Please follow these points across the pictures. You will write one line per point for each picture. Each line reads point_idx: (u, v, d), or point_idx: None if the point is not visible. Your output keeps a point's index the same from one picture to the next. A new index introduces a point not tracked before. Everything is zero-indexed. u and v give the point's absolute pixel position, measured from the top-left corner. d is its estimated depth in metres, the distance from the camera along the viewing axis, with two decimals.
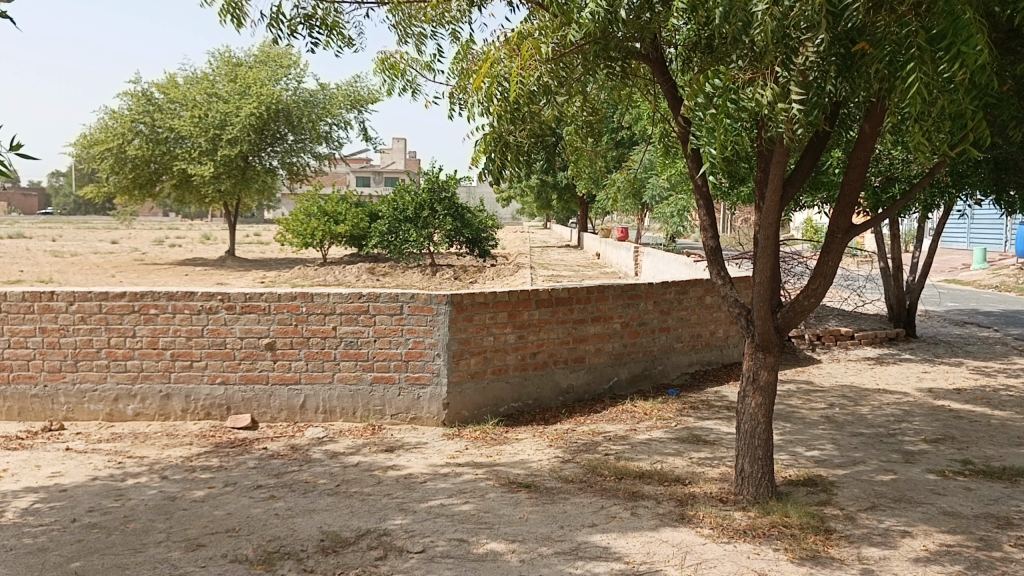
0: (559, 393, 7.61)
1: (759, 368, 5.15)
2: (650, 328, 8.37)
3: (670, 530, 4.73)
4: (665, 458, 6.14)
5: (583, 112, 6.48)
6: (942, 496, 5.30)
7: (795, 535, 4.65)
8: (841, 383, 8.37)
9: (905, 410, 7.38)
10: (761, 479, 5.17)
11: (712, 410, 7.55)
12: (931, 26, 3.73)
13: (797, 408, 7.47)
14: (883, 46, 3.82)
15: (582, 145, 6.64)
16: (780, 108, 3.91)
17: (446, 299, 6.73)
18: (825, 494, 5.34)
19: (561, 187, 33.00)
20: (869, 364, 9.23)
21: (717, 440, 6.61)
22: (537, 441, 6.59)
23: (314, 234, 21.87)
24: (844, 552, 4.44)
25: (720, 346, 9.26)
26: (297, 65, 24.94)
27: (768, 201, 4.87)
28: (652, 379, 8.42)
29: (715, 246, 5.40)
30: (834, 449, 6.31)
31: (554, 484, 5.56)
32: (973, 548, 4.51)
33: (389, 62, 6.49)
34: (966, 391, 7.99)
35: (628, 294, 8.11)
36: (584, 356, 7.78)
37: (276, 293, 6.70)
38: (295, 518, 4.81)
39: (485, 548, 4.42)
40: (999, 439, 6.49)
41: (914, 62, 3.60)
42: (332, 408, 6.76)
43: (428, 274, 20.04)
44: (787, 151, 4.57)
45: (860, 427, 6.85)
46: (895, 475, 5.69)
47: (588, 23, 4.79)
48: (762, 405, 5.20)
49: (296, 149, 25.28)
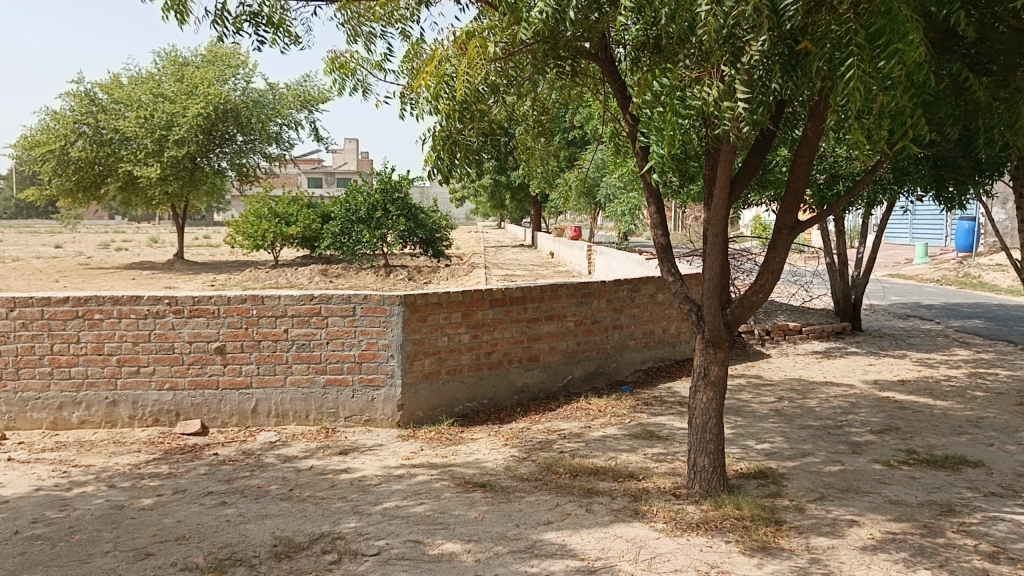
0: (514, 392, 7.62)
1: (710, 364, 5.22)
2: (603, 326, 8.43)
3: (624, 526, 4.77)
4: (620, 454, 6.19)
5: (533, 111, 6.49)
6: (888, 485, 5.44)
7: (747, 527, 4.72)
8: (790, 377, 8.53)
9: (851, 402, 7.56)
10: (713, 473, 5.24)
11: (664, 406, 7.63)
12: (869, 25, 3.82)
13: (747, 402, 7.59)
14: (824, 45, 3.90)
15: (534, 144, 6.66)
16: (726, 106, 3.96)
17: (399, 300, 6.69)
18: (775, 486, 5.44)
19: (514, 187, 33.06)
20: (817, 358, 9.42)
21: (670, 435, 6.68)
22: (492, 441, 6.59)
23: (265, 236, 21.55)
24: (794, 543, 4.53)
25: (673, 342, 9.36)
26: (246, 65, 24.58)
27: (716, 199, 4.94)
28: (605, 377, 8.48)
29: (665, 243, 5.46)
30: (783, 441, 6.42)
31: (509, 483, 5.56)
32: (917, 535, 4.63)
33: (339, 62, 6.43)
34: (909, 382, 8.20)
35: (581, 293, 8.16)
36: (539, 355, 7.81)
37: (225, 297, 6.58)
38: (247, 524, 4.73)
39: (441, 549, 4.40)
40: (942, 428, 6.68)
41: (853, 60, 3.68)
42: (284, 412, 6.68)
43: (381, 275, 19.91)
44: (734, 149, 4.64)
45: (808, 420, 6.99)
46: (843, 466, 5.82)
47: (537, 22, 4.80)
48: (713, 400, 5.27)
49: (246, 150, 24.91)
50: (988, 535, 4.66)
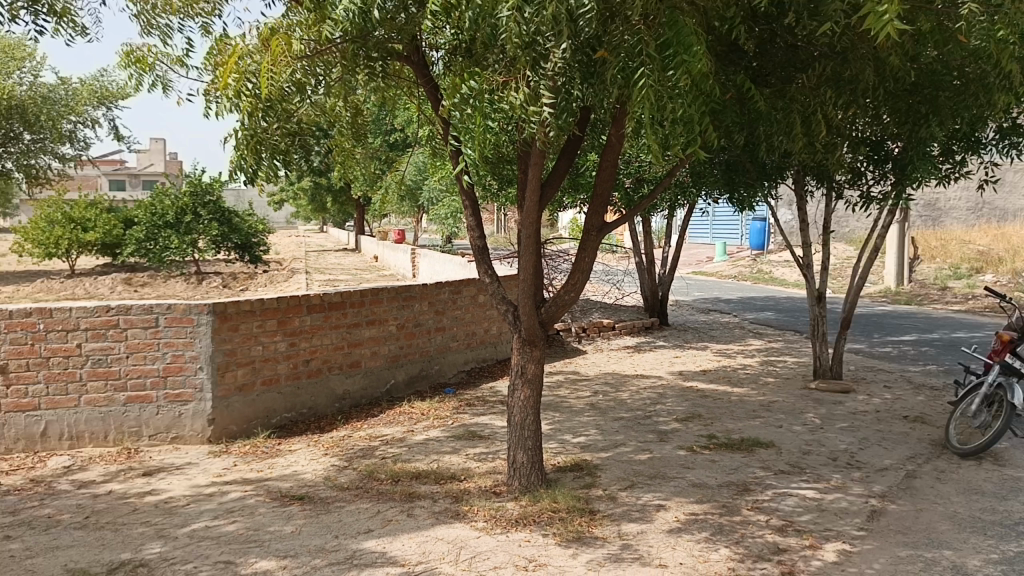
0: (335, 399, 7.44)
1: (527, 362, 5.34)
2: (425, 329, 8.42)
3: (445, 527, 4.78)
4: (442, 456, 6.20)
5: (346, 112, 6.37)
6: (691, 469, 5.80)
7: (563, 519, 4.87)
8: (604, 371, 8.91)
9: (659, 392, 8.00)
10: (531, 468, 5.36)
11: (486, 406, 7.73)
12: (658, 36, 4.06)
13: (565, 398, 7.85)
14: (618, 54, 4.10)
15: (348, 146, 6.53)
16: (532, 111, 4.06)
17: (207, 309, 6.34)
18: (590, 477, 5.65)
19: (335, 190, 32.40)
20: (629, 352, 9.91)
21: (492, 434, 6.78)
22: (312, 451, 6.40)
23: (58, 243, 19.80)
24: (607, 530, 4.72)
25: (495, 343, 9.51)
26: (32, 57, 22.49)
27: (528, 201, 5.06)
28: (428, 380, 8.47)
29: (482, 245, 5.52)
30: (598, 434, 6.69)
31: (329, 493, 5.42)
32: (716, 515, 4.97)
33: (134, 55, 6.01)
34: (711, 372, 8.80)
35: (402, 297, 8.12)
36: (360, 360, 7.67)
37: (5, 311, 5.97)
38: (33, 559, 4.30)
39: (254, 568, 4.21)
40: (738, 413, 7.21)
41: (643, 68, 3.90)
42: (79, 434, 6.14)
43: (193, 282, 18.85)
44: (543, 153, 4.78)
45: (621, 412, 7.33)
46: (651, 454, 6.14)
47: (344, 21, 4.71)
48: (530, 397, 5.39)
49: (34, 150, 22.79)
50: (778, 510, 5.07)
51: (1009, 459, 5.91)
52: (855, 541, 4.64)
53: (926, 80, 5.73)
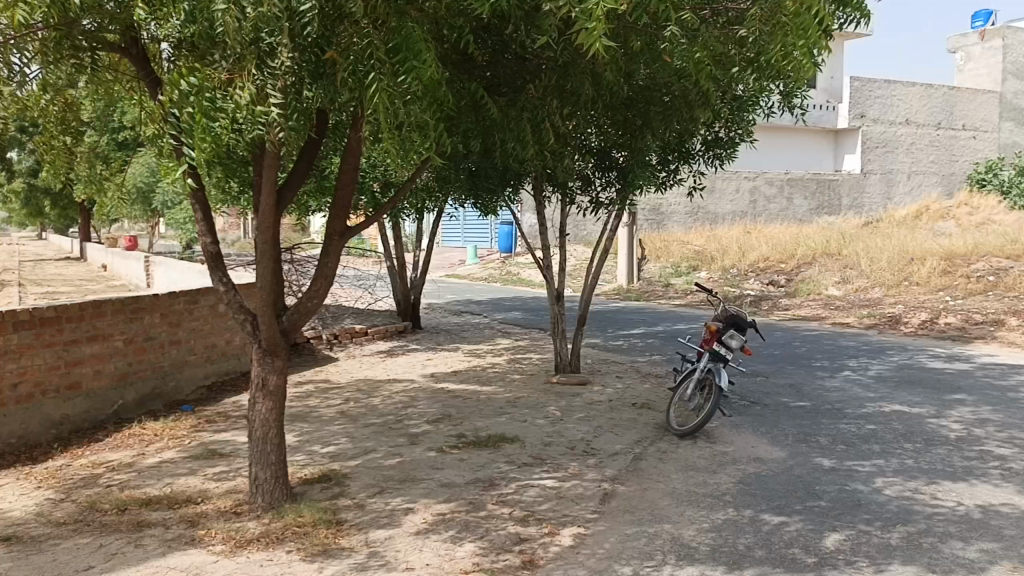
0: (51, 426, 6.66)
1: (268, 373, 5.10)
2: (158, 343, 7.80)
3: (178, 555, 4.44)
4: (177, 479, 5.77)
5: (54, 107, 5.72)
6: (440, 470, 5.88)
7: (307, 533, 4.72)
8: (356, 378, 8.80)
9: (410, 396, 8.04)
10: (275, 483, 5.14)
11: (229, 421, 7.32)
12: (388, 42, 4.06)
13: (315, 407, 7.64)
14: (348, 56, 4.04)
15: (57, 144, 5.87)
16: (260, 111, 3.89)
17: None
18: (338, 487, 5.53)
19: (54, 193, 29.16)
20: (381, 357, 9.87)
21: (234, 451, 6.42)
22: (21, 486, 5.67)
23: None
24: (353, 540, 4.64)
25: (238, 355, 9.03)
26: None
27: (263, 205, 4.84)
28: (163, 398, 7.85)
29: (216, 251, 5.18)
30: (347, 442, 6.58)
31: (41, 532, 4.83)
32: (463, 512, 5.07)
33: None
34: (461, 373, 9.00)
35: (130, 309, 7.46)
36: (80, 381, 6.94)
37: None
38: None
39: None
40: (486, 411, 7.44)
41: (374, 72, 3.88)
42: None
43: None
44: (277, 156, 4.59)
45: (371, 418, 7.26)
46: (401, 458, 6.15)
47: (41, 5, 4.22)
48: (272, 409, 5.17)
49: None
50: (520, 501, 5.29)
51: (718, 436, 6.62)
52: (589, 523, 4.95)
53: (640, 94, 6.30)
